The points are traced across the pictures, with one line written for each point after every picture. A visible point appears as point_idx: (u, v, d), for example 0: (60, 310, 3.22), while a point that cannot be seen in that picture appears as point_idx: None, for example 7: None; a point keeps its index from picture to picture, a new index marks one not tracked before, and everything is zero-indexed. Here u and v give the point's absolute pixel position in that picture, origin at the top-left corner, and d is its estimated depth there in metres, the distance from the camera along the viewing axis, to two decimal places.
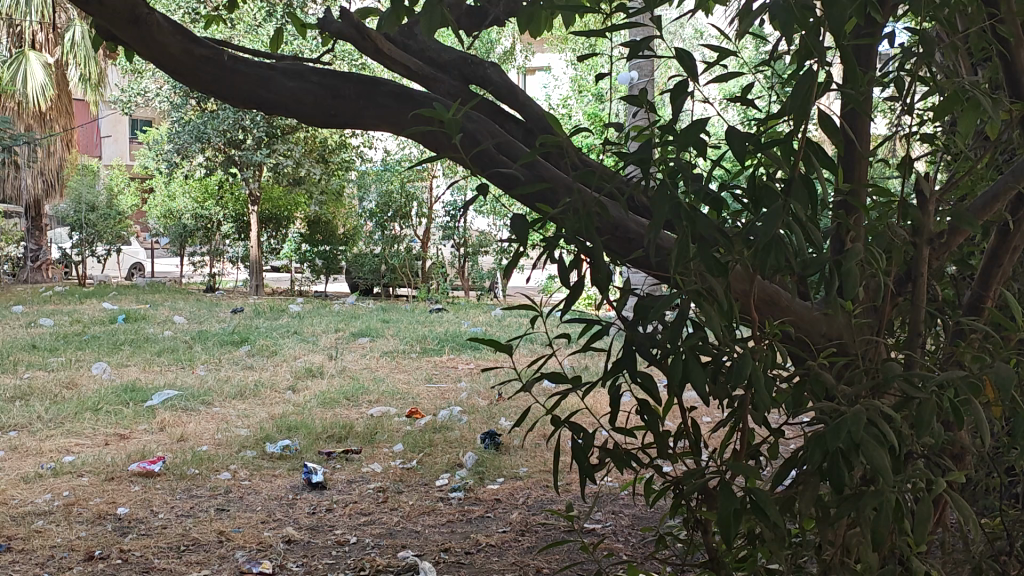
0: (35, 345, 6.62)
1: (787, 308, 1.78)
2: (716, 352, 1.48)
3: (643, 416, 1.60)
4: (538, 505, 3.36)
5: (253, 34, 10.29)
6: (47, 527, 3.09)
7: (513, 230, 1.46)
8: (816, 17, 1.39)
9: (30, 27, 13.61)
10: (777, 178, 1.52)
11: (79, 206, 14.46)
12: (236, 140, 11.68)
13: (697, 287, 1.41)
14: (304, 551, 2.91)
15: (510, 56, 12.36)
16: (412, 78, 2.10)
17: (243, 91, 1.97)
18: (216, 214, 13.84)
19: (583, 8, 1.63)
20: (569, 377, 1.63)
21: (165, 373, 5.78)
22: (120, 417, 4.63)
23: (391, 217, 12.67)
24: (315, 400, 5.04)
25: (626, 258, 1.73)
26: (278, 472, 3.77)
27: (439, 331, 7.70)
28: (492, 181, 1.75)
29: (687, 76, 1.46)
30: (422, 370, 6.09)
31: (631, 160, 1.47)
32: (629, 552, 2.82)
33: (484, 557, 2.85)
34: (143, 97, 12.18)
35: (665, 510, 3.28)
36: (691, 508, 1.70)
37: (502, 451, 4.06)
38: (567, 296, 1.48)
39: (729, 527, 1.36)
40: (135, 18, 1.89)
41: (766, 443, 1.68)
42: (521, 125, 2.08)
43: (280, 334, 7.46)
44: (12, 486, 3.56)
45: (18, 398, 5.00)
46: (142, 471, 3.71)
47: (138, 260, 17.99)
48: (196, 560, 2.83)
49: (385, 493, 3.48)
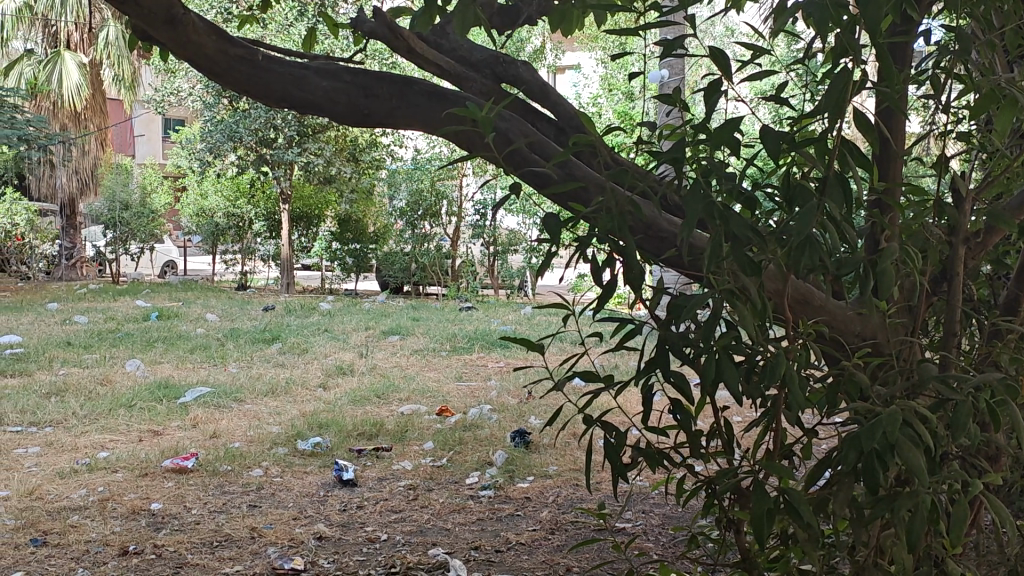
0: (69, 343, 6.68)
1: (821, 307, 1.78)
2: (750, 352, 1.47)
3: (676, 416, 1.59)
4: (568, 504, 3.35)
5: (286, 34, 10.34)
6: (82, 522, 3.12)
7: (545, 229, 1.46)
8: (852, 16, 1.38)
9: (65, 27, 13.71)
10: (812, 177, 1.51)
11: (113, 204, 14.60)
12: (268, 139, 11.73)
13: (730, 286, 1.41)
14: (336, 548, 2.93)
15: (540, 55, 12.36)
16: (445, 77, 2.09)
17: (278, 91, 1.98)
18: (248, 213, 13.93)
19: (616, 7, 1.62)
20: (601, 376, 1.62)
21: (198, 370, 5.83)
22: (153, 414, 4.67)
23: (421, 216, 12.74)
24: (345, 397, 5.06)
25: (659, 257, 1.73)
26: (310, 469, 3.79)
27: (470, 330, 7.71)
28: (524, 180, 1.76)
29: (721, 76, 1.45)
30: (452, 368, 6.10)
31: (664, 160, 1.47)
32: (660, 551, 2.81)
33: (514, 555, 2.85)
34: (176, 96, 12.28)
35: (697, 510, 3.27)
36: (725, 508, 1.70)
37: (532, 450, 4.06)
38: (599, 296, 1.48)
39: (762, 528, 1.36)
40: (172, 19, 1.88)
41: (798, 443, 1.67)
42: (553, 124, 2.09)
43: (312, 332, 7.49)
44: (48, 481, 3.60)
45: (53, 394, 5.06)
46: (176, 468, 3.74)
47: (171, 258, 18.12)
48: (229, 557, 2.85)
49: (416, 491, 3.49)
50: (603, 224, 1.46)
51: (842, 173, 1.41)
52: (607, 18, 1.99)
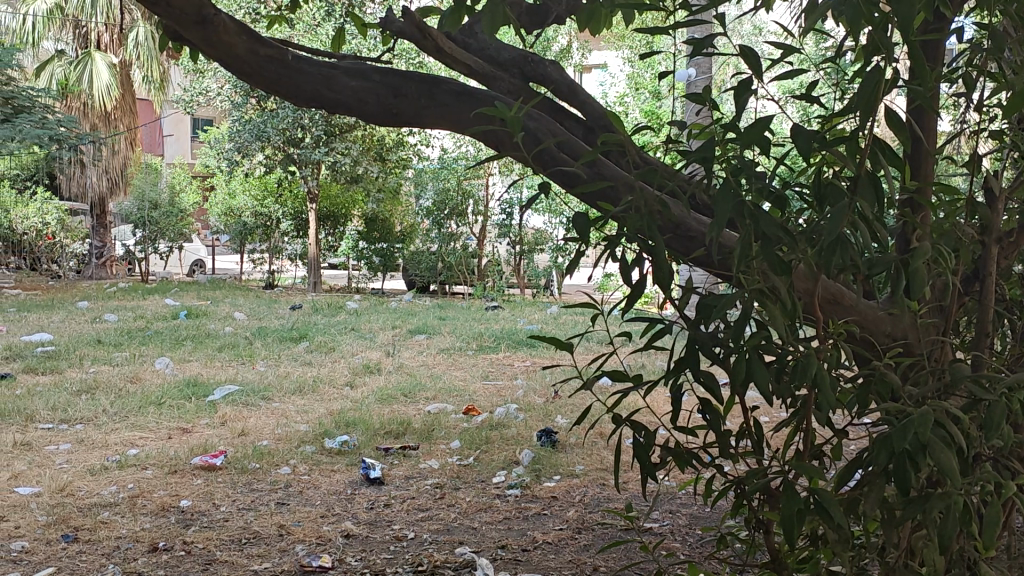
0: (100, 340, 6.75)
1: (851, 307, 1.77)
2: (780, 351, 1.46)
3: (705, 415, 1.58)
4: (595, 504, 3.34)
5: (313, 34, 10.37)
6: (112, 519, 3.15)
7: (574, 228, 1.46)
8: (885, 14, 1.37)
9: (95, 28, 13.80)
10: (843, 177, 1.50)
11: (142, 204, 14.70)
12: (295, 138, 11.78)
13: (760, 286, 1.41)
14: (363, 546, 2.94)
15: (567, 54, 12.36)
16: (473, 77, 2.08)
17: (307, 91, 1.99)
18: (275, 212, 13.98)
19: (645, 6, 1.62)
20: (630, 375, 1.62)
21: (226, 369, 5.86)
22: (182, 411, 4.70)
23: (448, 215, 12.78)
24: (373, 396, 5.06)
25: (688, 258, 1.73)
26: (337, 467, 3.80)
27: (497, 329, 7.71)
28: (553, 179, 1.76)
29: (752, 74, 1.44)
30: (479, 367, 6.11)
31: (692, 159, 1.47)
32: (688, 551, 2.81)
33: (541, 554, 2.85)
34: (205, 96, 12.36)
35: (725, 511, 3.26)
36: (754, 508, 1.69)
37: (559, 450, 4.06)
38: (628, 295, 1.47)
39: (792, 529, 1.35)
40: (202, 19, 1.88)
41: (829, 444, 1.67)
42: (581, 124, 2.08)
43: (339, 330, 7.53)
44: (78, 478, 3.63)
45: (84, 392, 5.10)
46: (205, 465, 3.77)
47: (199, 257, 18.22)
48: (258, 553, 2.87)
49: (443, 489, 3.50)
50: (633, 224, 1.46)
51: (874, 173, 1.40)
52: (635, 17, 1.98)
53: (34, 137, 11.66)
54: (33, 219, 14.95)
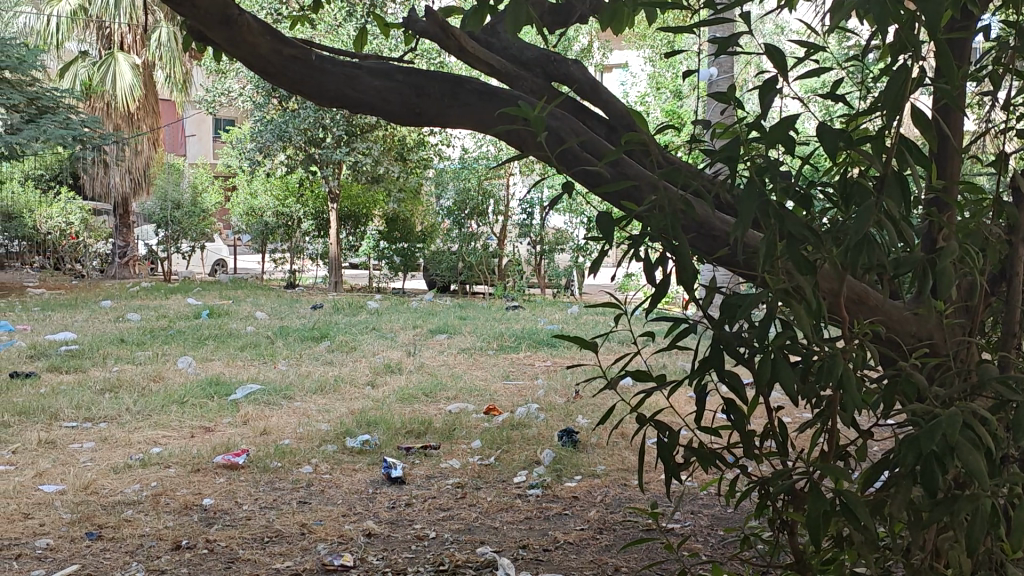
0: (122, 340, 6.77)
1: (877, 306, 1.76)
2: (806, 351, 1.46)
3: (730, 415, 1.57)
4: (617, 504, 3.34)
5: (334, 34, 10.39)
6: (136, 517, 3.17)
7: (597, 228, 1.46)
8: (912, 13, 1.35)
9: (118, 29, 13.86)
10: (869, 176, 1.49)
11: (165, 203, 14.75)
12: (316, 138, 11.80)
13: (785, 286, 1.40)
14: (385, 545, 2.94)
15: (588, 54, 12.33)
16: (496, 76, 2.08)
17: (330, 91, 1.99)
18: (297, 212, 14.02)
19: (668, 6, 1.61)
20: (654, 374, 1.61)
21: (248, 368, 5.88)
22: (204, 410, 4.72)
23: (469, 215, 12.80)
24: (394, 396, 5.07)
25: (712, 257, 1.72)
26: (359, 467, 3.81)
27: (518, 329, 7.70)
28: (576, 179, 1.76)
29: (778, 72, 1.42)
30: (500, 367, 6.11)
31: (718, 158, 1.46)
32: (710, 552, 2.80)
33: (562, 554, 2.85)
34: (227, 96, 12.42)
35: (748, 512, 3.25)
36: (778, 508, 1.68)
37: (580, 450, 4.05)
38: (652, 295, 1.47)
39: (818, 530, 1.34)
40: (226, 19, 1.88)
41: (853, 444, 1.66)
42: (604, 123, 2.08)
43: (360, 330, 7.54)
44: (102, 476, 3.65)
45: (107, 391, 5.13)
46: (227, 463, 3.79)
47: (221, 257, 18.28)
48: (280, 552, 2.88)
49: (464, 489, 3.50)
50: (656, 223, 1.45)
51: (900, 173, 1.39)
52: (658, 15, 1.97)
53: (58, 137, 11.73)
54: (57, 218, 15.35)
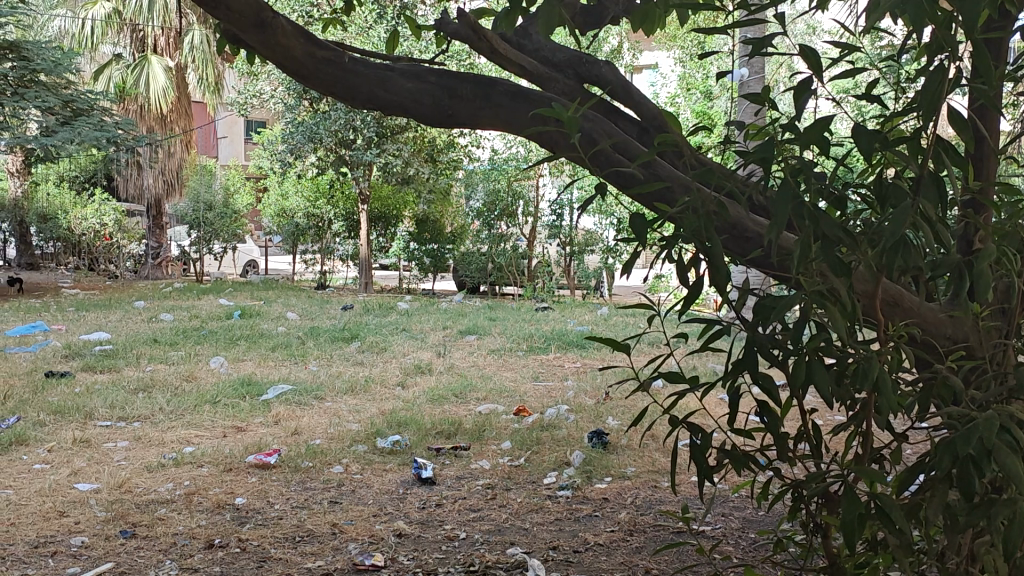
0: (155, 340, 6.83)
1: (910, 308, 1.74)
2: (840, 354, 1.44)
3: (763, 418, 1.56)
4: (648, 506, 3.34)
5: (365, 37, 10.40)
6: (169, 515, 3.20)
7: (631, 230, 1.45)
8: (950, 13, 1.34)
9: (152, 31, 13.95)
10: (905, 177, 1.48)
11: (197, 205, 14.84)
12: (347, 140, 11.82)
13: (820, 288, 1.39)
14: (415, 545, 2.95)
15: (618, 55, 12.27)
16: (528, 77, 2.07)
17: (361, 92, 2.01)
18: (327, 213, 14.08)
19: (701, 6, 1.60)
20: (686, 377, 1.60)
21: (279, 368, 5.92)
22: (236, 410, 4.76)
23: (498, 216, 12.83)
24: (424, 396, 5.09)
25: (744, 257, 1.71)
26: (389, 467, 3.83)
27: (548, 330, 7.70)
28: (608, 180, 1.76)
29: (813, 73, 1.41)
30: (530, 368, 6.12)
31: (753, 159, 1.44)
32: (742, 555, 2.79)
33: (592, 556, 2.85)
34: (258, 98, 12.49)
35: (779, 515, 3.24)
36: (812, 511, 1.67)
37: (610, 451, 4.05)
38: (685, 298, 1.45)
39: (853, 533, 1.33)
40: (261, 22, 1.90)
41: (887, 447, 1.64)
42: (635, 125, 2.07)
43: (390, 331, 7.56)
44: (136, 475, 3.68)
45: (141, 391, 5.18)
46: (259, 463, 3.81)
47: (252, 258, 18.39)
48: (311, 551, 2.89)
49: (494, 490, 3.50)
50: (689, 225, 1.45)
51: (936, 174, 1.38)
52: (690, 15, 1.96)
53: (92, 139, 11.85)
54: (91, 219, 15.51)
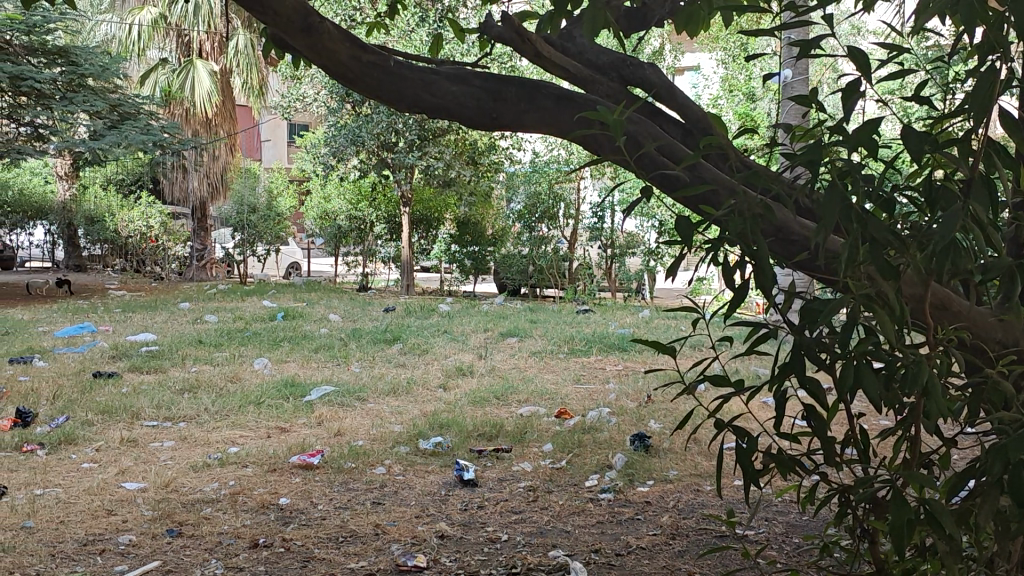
0: (201, 340, 6.93)
1: (961, 312, 1.70)
2: (889, 358, 1.43)
3: (810, 421, 1.55)
4: (691, 509, 3.32)
5: (408, 40, 10.47)
6: (214, 515, 3.24)
7: (677, 232, 1.44)
8: (1002, 15, 1.32)
9: (197, 36, 14.09)
10: (956, 177, 1.46)
11: (241, 207, 14.98)
12: (389, 142, 11.88)
13: (867, 291, 1.37)
14: (458, 546, 2.96)
15: (659, 57, 12.18)
16: (573, 80, 2.07)
17: (407, 95, 2.01)
18: (369, 216, 14.16)
19: (749, 9, 1.58)
20: (732, 379, 1.58)
21: (322, 369, 5.98)
22: (280, 411, 4.80)
23: (539, 218, 12.87)
24: (465, 398, 5.12)
25: (790, 261, 1.69)
26: (432, 468, 3.85)
27: (589, 332, 7.69)
28: (654, 183, 1.75)
29: (862, 74, 1.39)
30: (571, 370, 6.13)
31: (801, 162, 1.42)
32: (786, 559, 2.77)
33: (634, 559, 2.84)
34: (301, 102, 12.62)
35: (823, 520, 3.21)
36: (859, 516, 1.65)
37: (652, 454, 4.04)
38: (730, 301, 1.45)
39: (903, 539, 1.31)
40: (308, 27, 1.92)
41: (936, 453, 1.63)
42: (681, 126, 2.06)
43: (432, 333, 7.58)
44: (182, 475, 3.73)
45: (186, 391, 5.25)
46: (302, 463, 3.85)
47: (295, 260, 18.53)
48: (354, 552, 2.92)
49: (536, 492, 3.51)
50: (735, 228, 1.44)
51: (988, 177, 1.36)
52: (734, 16, 1.96)
53: (139, 143, 11.98)
54: (137, 222, 15.77)
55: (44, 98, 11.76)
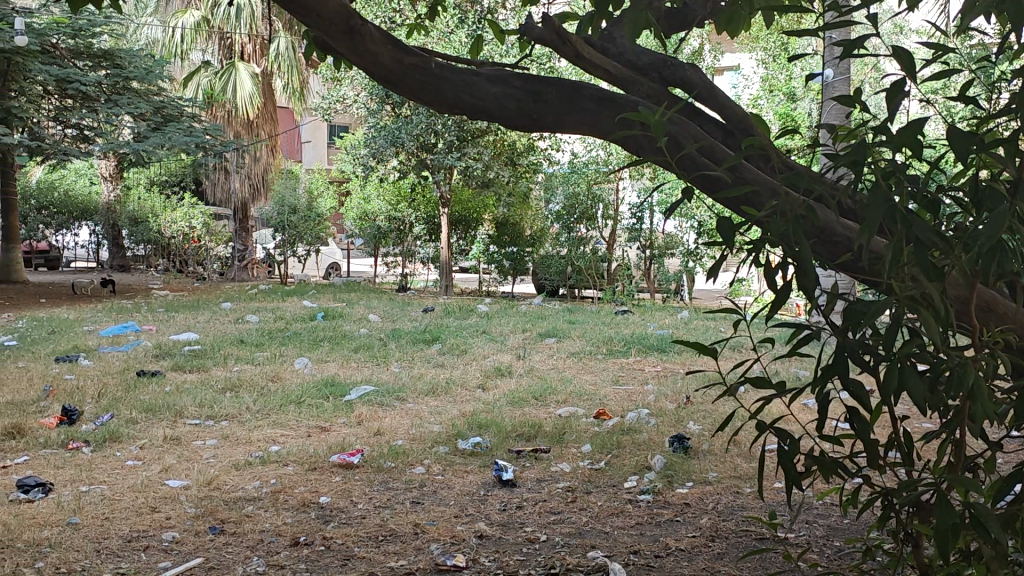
0: (242, 340, 6.98)
1: (1007, 314, 1.68)
2: (933, 360, 1.42)
3: (853, 424, 1.53)
4: (731, 512, 3.31)
5: (447, 41, 10.48)
6: (256, 513, 3.27)
7: (718, 233, 1.43)
8: None
9: (239, 39, 14.19)
10: (1002, 177, 1.44)
11: (282, 208, 15.10)
12: (428, 144, 11.90)
13: (913, 293, 1.36)
14: (497, 547, 2.97)
15: (699, 57, 12.11)
16: (613, 81, 2.07)
17: (448, 95, 2.02)
18: (409, 216, 14.22)
19: (791, 8, 1.57)
20: (774, 382, 1.57)
21: (362, 369, 6.01)
22: (320, 410, 4.83)
23: (578, 219, 12.85)
24: (504, 398, 5.13)
25: (833, 262, 1.68)
26: (471, 468, 3.86)
27: (628, 333, 7.68)
28: (695, 184, 1.74)
29: (908, 76, 1.38)
30: (610, 371, 6.12)
31: (845, 162, 1.40)
32: (828, 563, 2.75)
33: (674, 561, 2.84)
34: (341, 103, 12.70)
35: (866, 523, 3.18)
36: (903, 520, 1.64)
37: (691, 456, 4.02)
38: (774, 302, 1.43)
39: (949, 544, 1.30)
40: (351, 30, 1.93)
41: (981, 456, 1.61)
42: (722, 127, 2.05)
43: (471, 334, 7.60)
44: (225, 473, 3.77)
45: (229, 390, 5.29)
46: (342, 463, 3.86)
47: (334, 260, 18.63)
48: (394, 551, 2.93)
49: (574, 493, 3.51)
50: (777, 228, 1.43)
51: None
52: (776, 17, 1.95)
53: (182, 144, 12.01)
54: (180, 223, 16.11)
55: (89, 101, 12.01)
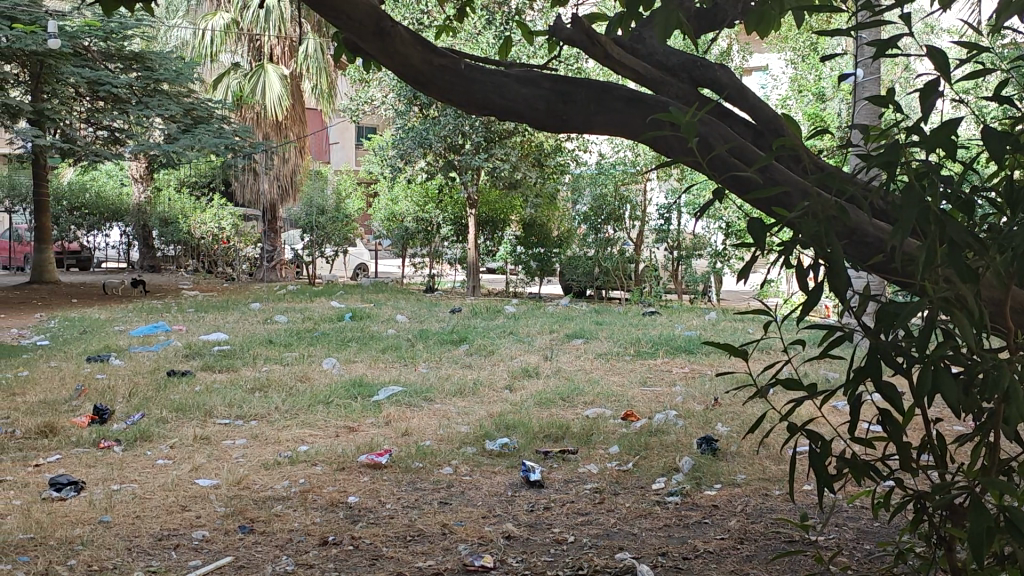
0: (271, 341, 7.03)
1: None
2: (967, 362, 1.41)
3: (885, 426, 1.52)
4: (760, 514, 3.29)
5: (474, 42, 10.49)
6: (285, 512, 3.29)
7: (749, 233, 1.43)
8: None
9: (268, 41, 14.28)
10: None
11: (310, 208, 15.15)
12: (456, 145, 11.93)
13: (946, 293, 1.35)
14: (525, 547, 2.97)
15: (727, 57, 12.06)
16: (643, 83, 2.07)
17: (478, 94, 2.01)
18: (436, 217, 14.24)
19: (820, 8, 1.56)
20: (806, 384, 1.56)
21: (390, 370, 6.04)
22: (348, 410, 4.85)
23: (605, 220, 12.83)
24: (532, 399, 5.14)
25: (865, 263, 1.67)
26: (499, 468, 3.87)
27: (656, 334, 7.66)
28: (726, 185, 1.74)
29: (942, 75, 1.36)
30: (638, 372, 6.11)
31: (879, 162, 1.39)
32: (857, 566, 2.72)
33: (702, 562, 2.83)
34: (370, 104, 12.77)
35: (896, 526, 3.16)
36: (936, 523, 1.63)
37: (720, 458, 4.01)
38: (806, 302, 1.42)
39: (984, 547, 1.28)
40: (381, 31, 1.93)
41: (1016, 459, 1.59)
42: (751, 127, 2.05)
43: (498, 334, 7.61)
44: (255, 472, 3.79)
45: (258, 390, 5.32)
46: (370, 463, 3.88)
47: (362, 261, 18.69)
48: (422, 551, 2.93)
49: (602, 494, 3.51)
50: (807, 230, 1.42)
51: None
52: (806, 17, 1.95)
53: (212, 146, 12.03)
54: (209, 224, 16.27)
55: (120, 103, 12.12)
